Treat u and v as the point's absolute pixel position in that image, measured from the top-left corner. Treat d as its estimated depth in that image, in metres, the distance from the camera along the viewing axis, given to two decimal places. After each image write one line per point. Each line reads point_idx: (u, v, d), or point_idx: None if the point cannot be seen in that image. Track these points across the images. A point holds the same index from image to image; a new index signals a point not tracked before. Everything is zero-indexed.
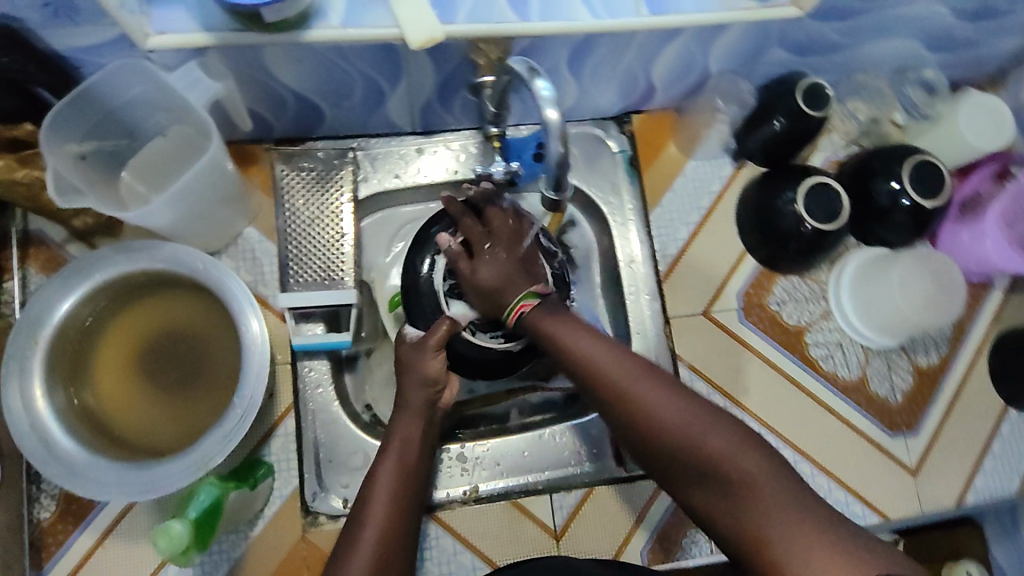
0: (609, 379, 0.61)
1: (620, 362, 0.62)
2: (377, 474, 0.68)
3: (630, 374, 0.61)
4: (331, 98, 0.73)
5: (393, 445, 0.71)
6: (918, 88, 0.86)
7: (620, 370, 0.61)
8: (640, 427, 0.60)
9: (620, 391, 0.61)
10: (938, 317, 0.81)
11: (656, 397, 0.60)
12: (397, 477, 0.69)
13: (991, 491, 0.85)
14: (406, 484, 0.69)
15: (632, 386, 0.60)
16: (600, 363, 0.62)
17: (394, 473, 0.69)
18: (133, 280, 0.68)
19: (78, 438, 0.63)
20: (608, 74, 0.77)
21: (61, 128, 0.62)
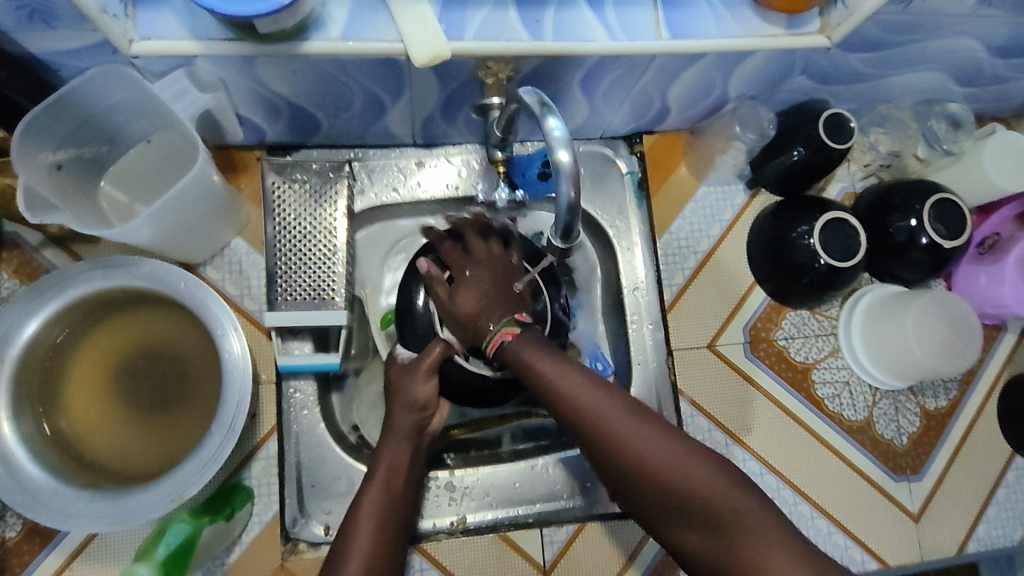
0: (591, 417, 0.56)
1: (604, 396, 0.57)
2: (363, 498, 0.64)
3: (615, 410, 0.56)
4: (328, 108, 0.69)
5: (381, 465, 0.66)
6: (943, 121, 0.82)
7: (600, 407, 0.56)
8: (627, 468, 0.55)
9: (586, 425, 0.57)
10: (954, 361, 0.76)
11: (643, 436, 0.55)
12: (386, 501, 0.64)
13: (994, 541, 0.82)
14: (393, 510, 0.64)
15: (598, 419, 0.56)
16: (581, 399, 0.57)
17: (382, 498, 0.64)
18: (110, 296, 0.64)
19: (44, 464, 0.59)
20: (621, 95, 0.73)
21: (35, 135, 0.57)
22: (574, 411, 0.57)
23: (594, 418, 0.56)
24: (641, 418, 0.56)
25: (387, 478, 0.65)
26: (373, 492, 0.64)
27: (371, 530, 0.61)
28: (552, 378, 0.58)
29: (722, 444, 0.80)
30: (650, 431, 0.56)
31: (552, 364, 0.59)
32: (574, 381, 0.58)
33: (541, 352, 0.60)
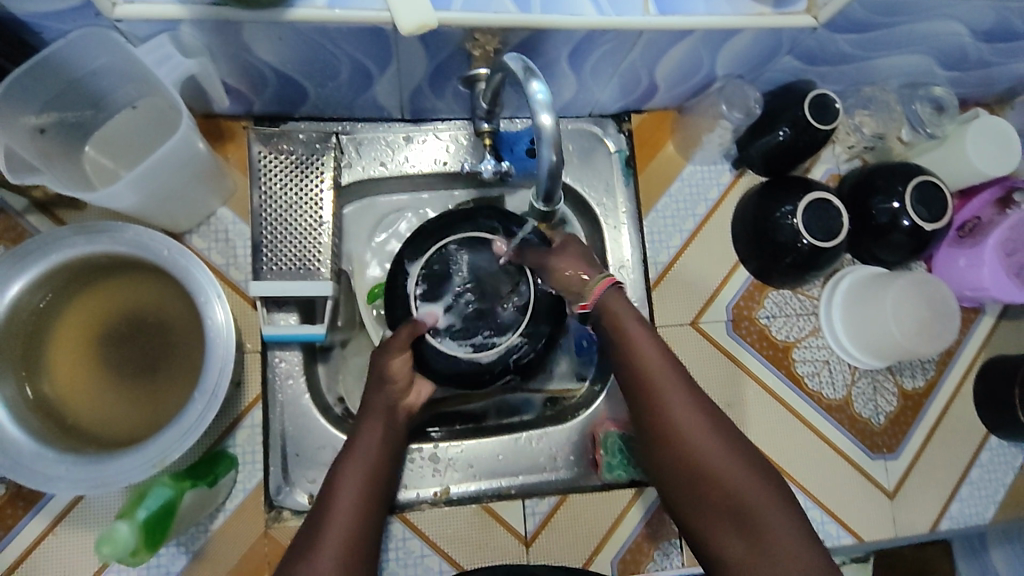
0: (652, 381, 0.62)
1: (667, 362, 0.63)
2: (342, 476, 0.64)
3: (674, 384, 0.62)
4: (315, 78, 0.69)
5: (360, 445, 0.66)
6: (927, 104, 0.83)
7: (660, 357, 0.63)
8: (667, 437, 0.61)
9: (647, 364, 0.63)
10: (933, 343, 0.77)
11: (690, 414, 0.61)
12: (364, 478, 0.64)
13: (966, 518, 0.84)
14: (372, 489, 0.64)
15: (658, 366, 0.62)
16: (648, 363, 0.63)
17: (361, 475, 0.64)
18: (95, 262, 0.64)
19: (25, 427, 0.59)
20: (609, 71, 0.73)
21: (18, 97, 0.57)
22: (638, 371, 0.63)
23: (654, 382, 0.62)
24: (694, 397, 0.62)
25: (366, 457, 0.65)
26: (353, 470, 0.64)
27: (349, 509, 0.61)
28: (629, 336, 0.64)
29: None
30: (697, 412, 0.61)
31: (632, 323, 0.65)
32: (648, 346, 0.64)
33: (627, 306, 0.66)
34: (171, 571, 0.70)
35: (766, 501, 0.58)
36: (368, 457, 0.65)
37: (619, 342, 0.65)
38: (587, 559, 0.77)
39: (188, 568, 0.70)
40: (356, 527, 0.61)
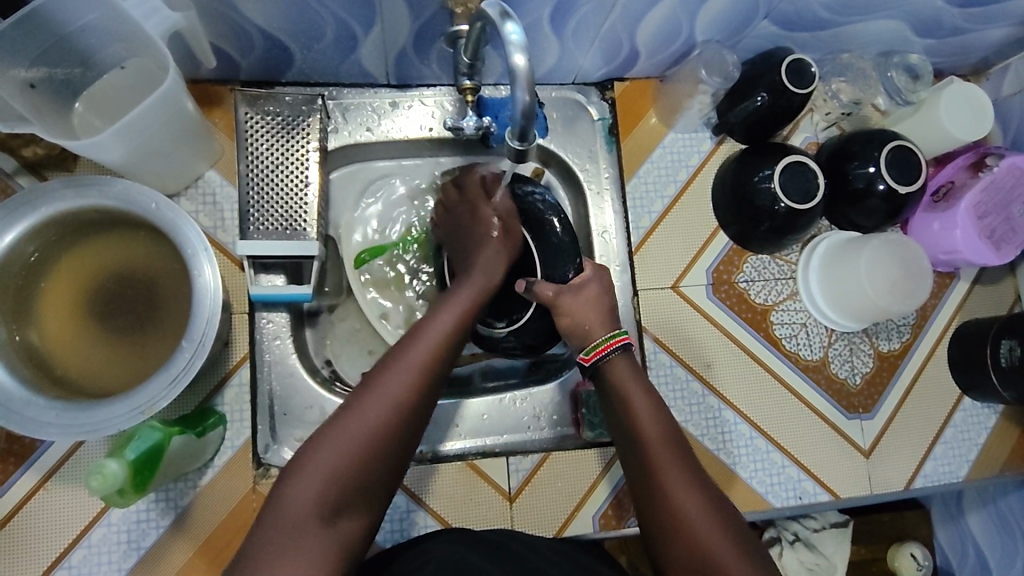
0: (660, 469, 0.59)
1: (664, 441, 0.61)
2: (426, 326, 0.60)
3: (681, 475, 0.58)
4: (300, 39, 0.70)
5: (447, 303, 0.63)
6: (902, 72, 0.85)
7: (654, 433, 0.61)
8: (677, 538, 0.56)
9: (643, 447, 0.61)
10: (905, 302, 0.79)
11: (697, 506, 0.57)
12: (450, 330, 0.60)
13: (940, 476, 0.86)
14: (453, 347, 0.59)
15: (654, 447, 0.60)
16: (656, 453, 0.60)
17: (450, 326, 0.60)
18: (84, 217, 0.65)
19: (17, 375, 0.60)
20: (591, 34, 0.75)
21: (5, 50, 0.58)
22: (647, 454, 0.60)
23: (661, 468, 0.59)
24: (704, 490, 0.58)
25: (453, 315, 0.61)
26: (437, 326, 0.60)
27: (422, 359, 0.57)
28: (640, 421, 0.62)
29: (683, 380, 0.83)
30: (706, 504, 0.57)
31: (641, 405, 0.63)
32: (655, 433, 0.61)
33: (629, 376, 0.65)
34: (158, 526, 0.70)
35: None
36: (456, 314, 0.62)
37: (630, 427, 0.62)
38: (569, 514, 0.78)
39: (177, 522, 0.70)
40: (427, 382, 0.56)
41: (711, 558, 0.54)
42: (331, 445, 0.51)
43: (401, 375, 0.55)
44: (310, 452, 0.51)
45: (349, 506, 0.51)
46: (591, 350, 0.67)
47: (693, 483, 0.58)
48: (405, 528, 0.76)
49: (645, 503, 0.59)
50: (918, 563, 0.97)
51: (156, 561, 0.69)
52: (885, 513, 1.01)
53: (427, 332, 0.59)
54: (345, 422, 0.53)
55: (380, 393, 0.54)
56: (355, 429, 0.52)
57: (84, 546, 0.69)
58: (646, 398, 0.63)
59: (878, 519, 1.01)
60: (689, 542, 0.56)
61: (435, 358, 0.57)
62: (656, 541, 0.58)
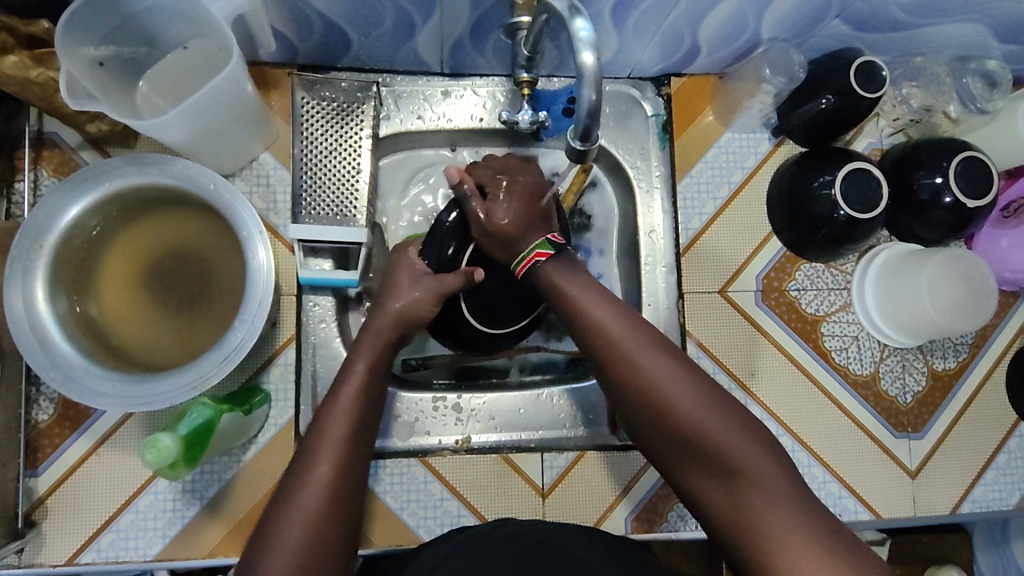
0: (620, 352, 0.58)
1: (631, 331, 0.59)
2: (335, 404, 0.61)
3: (642, 352, 0.58)
4: (359, 26, 0.70)
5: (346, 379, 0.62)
6: (979, 79, 0.80)
7: (620, 334, 0.59)
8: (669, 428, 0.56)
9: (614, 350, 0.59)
10: (967, 321, 0.76)
11: (670, 384, 0.57)
12: (355, 406, 0.61)
13: (990, 503, 0.83)
14: (360, 425, 0.60)
15: (624, 344, 0.59)
16: (613, 340, 0.59)
17: (354, 402, 0.61)
18: (144, 194, 0.67)
19: (76, 344, 0.63)
20: (651, 29, 0.73)
21: (77, 29, 0.60)
22: (608, 345, 0.59)
23: (625, 355, 0.58)
24: (683, 373, 0.57)
25: (351, 398, 0.61)
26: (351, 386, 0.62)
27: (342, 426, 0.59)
28: (600, 320, 0.60)
29: (726, 387, 0.82)
30: (680, 381, 0.57)
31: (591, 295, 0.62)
32: (609, 319, 0.60)
33: (575, 278, 0.64)
34: (203, 497, 0.72)
35: (767, 467, 0.54)
36: (353, 388, 0.62)
37: (591, 330, 0.61)
38: (603, 514, 0.78)
39: (220, 495, 0.72)
40: (343, 459, 0.58)
41: (690, 431, 0.55)
42: (278, 533, 0.53)
43: (321, 458, 0.57)
44: (259, 550, 0.53)
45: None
46: (520, 263, 0.66)
47: (658, 360, 0.58)
48: (439, 518, 0.76)
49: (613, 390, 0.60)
50: None
51: (197, 532, 0.71)
52: (925, 534, 0.98)
53: (336, 412, 0.60)
54: (284, 512, 0.54)
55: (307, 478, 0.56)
56: (296, 510, 0.54)
57: (132, 511, 0.71)
58: (603, 300, 0.61)
59: (917, 539, 0.98)
60: (663, 418, 0.56)
61: (343, 438, 0.59)
62: (633, 425, 0.59)
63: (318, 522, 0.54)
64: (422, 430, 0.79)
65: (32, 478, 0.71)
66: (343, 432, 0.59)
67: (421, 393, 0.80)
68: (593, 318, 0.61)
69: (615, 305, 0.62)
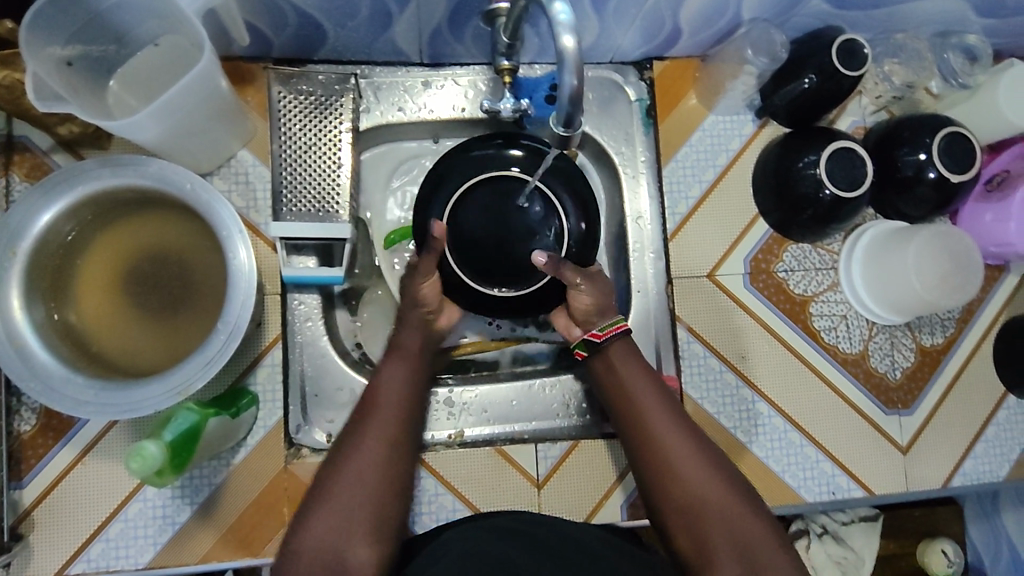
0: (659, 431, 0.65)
1: (663, 413, 0.67)
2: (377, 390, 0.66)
3: (678, 434, 0.65)
4: (335, 16, 0.69)
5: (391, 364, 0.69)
6: (959, 54, 0.81)
7: (653, 414, 0.67)
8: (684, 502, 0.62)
9: (646, 426, 0.66)
10: (954, 295, 0.76)
11: (698, 469, 0.63)
12: (397, 411, 0.65)
13: (980, 475, 0.84)
14: (406, 407, 0.66)
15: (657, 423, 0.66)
16: (653, 419, 0.66)
17: (394, 407, 0.65)
18: (121, 197, 0.65)
19: (56, 353, 0.61)
20: (632, 12, 0.72)
21: (41, 27, 0.58)
22: (640, 423, 0.67)
23: (662, 434, 0.65)
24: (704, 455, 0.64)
25: (398, 380, 0.67)
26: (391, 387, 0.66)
27: (389, 424, 0.64)
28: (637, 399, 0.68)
29: (717, 370, 0.82)
30: (713, 469, 0.63)
31: (636, 372, 0.69)
32: (653, 398, 0.68)
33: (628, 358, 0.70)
34: (193, 502, 0.71)
35: (779, 557, 0.58)
36: (396, 374, 0.68)
37: (629, 407, 0.68)
38: (598, 502, 0.78)
39: (210, 499, 0.71)
40: (388, 438, 0.63)
41: (710, 511, 0.61)
42: (322, 508, 0.58)
43: (369, 437, 0.62)
44: (295, 544, 0.57)
45: (353, 551, 0.56)
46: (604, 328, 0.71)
47: (691, 442, 0.65)
48: (435, 512, 0.76)
49: (644, 464, 0.66)
50: (949, 559, 0.96)
51: (188, 538, 0.70)
52: (917, 509, 0.99)
53: (378, 395, 0.66)
54: (322, 507, 0.58)
55: (350, 456, 0.61)
56: (336, 502, 0.58)
57: (121, 519, 0.70)
58: (643, 380, 0.69)
59: (908, 513, 0.99)
60: (685, 497, 0.62)
61: (386, 422, 0.64)
62: (654, 502, 0.64)
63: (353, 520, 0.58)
64: None
65: (17, 490, 0.69)
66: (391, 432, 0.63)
67: None
68: (634, 396, 0.68)
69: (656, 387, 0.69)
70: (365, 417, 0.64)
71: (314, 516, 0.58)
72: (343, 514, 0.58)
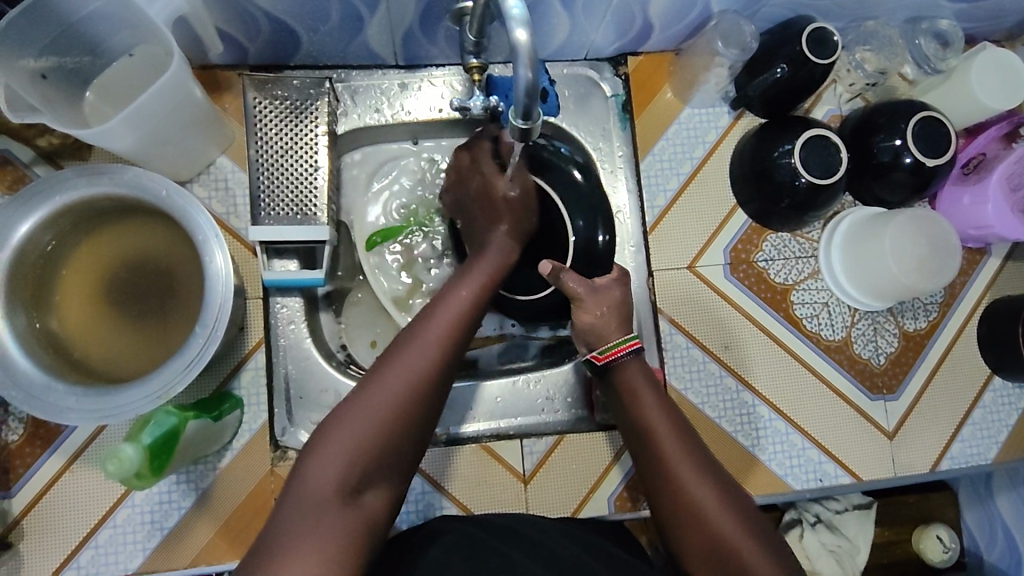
0: (673, 461, 0.59)
1: (680, 441, 0.60)
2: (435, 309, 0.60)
3: (688, 462, 0.59)
4: (307, 21, 0.70)
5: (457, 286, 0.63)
6: (931, 39, 0.81)
7: (669, 442, 0.60)
8: (701, 540, 0.56)
9: (659, 453, 0.60)
10: (933, 280, 0.77)
11: (715, 504, 0.56)
12: (450, 328, 0.59)
13: (968, 458, 0.84)
14: (463, 334, 0.60)
15: (671, 451, 0.60)
16: (669, 456, 0.59)
17: (449, 326, 0.59)
18: (98, 205, 0.66)
19: (37, 361, 0.62)
20: (602, 8, 0.73)
21: (13, 41, 0.59)
22: (654, 448, 0.60)
23: (672, 465, 0.59)
24: (722, 489, 0.57)
25: (465, 300, 0.62)
26: (449, 307, 0.60)
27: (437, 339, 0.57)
28: (652, 423, 0.62)
29: (700, 361, 0.82)
30: (733, 504, 0.57)
31: (648, 400, 0.63)
32: (670, 433, 0.61)
33: (645, 385, 0.65)
34: (181, 506, 0.71)
35: None
36: (462, 299, 0.62)
37: (642, 435, 0.62)
38: (584, 496, 0.78)
39: (199, 502, 0.71)
40: (441, 358, 0.57)
41: (725, 551, 0.54)
42: (341, 427, 0.51)
43: (421, 349, 0.56)
44: (307, 457, 0.51)
45: (370, 486, 0.51)
46: (606, 351, 0.67)
47: (703, 476, 0.58)
48: (422, 510, 0.76)
49: (656, 495, 0.59)
50: (945, 545, 0.96)
51: (178, 541, 0.71)
52: (910, 495, 0.99)
53: (439, 315, 0.59)
54: (340, 423, 0.52)
55: (397, 368, 0.55)
56: (354, 422, 0.52)
57: (110, 526, 0.70)
58: (656, 403, 0.63)
59: (902, 500, 0.99)
60: (707, 539, 0.55)
61: (444, 339, 0.57)
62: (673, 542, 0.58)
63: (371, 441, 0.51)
64: None
65: (6, 500, 0.70)
66: (439, 344, 0.57)
67: None
68: (648, 422, 0.62)
69: (674, 412, 0.63)
70: (418, 333, 0.58)
71: (332, 431, 0.51)
72: (373, 429, 0.52)
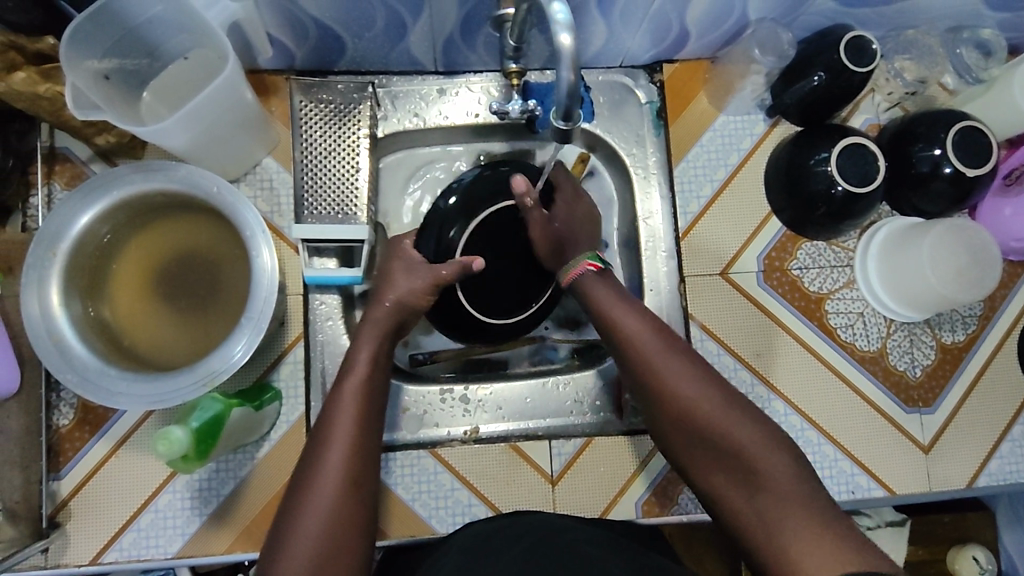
0: (649, 360, 0.64)
1: (656, 342, 0.65)
2: (342, 385, 0.63)
3: (668, 363, 0.64)
4: (353, 28, 0.72)
5: (356, 354, 0.66)
6: (973, 48, 0.83)
7: (645, 344, 0.65)
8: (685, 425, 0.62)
9: (638, 357, 0.65)
10: (972, 290, 0.76)
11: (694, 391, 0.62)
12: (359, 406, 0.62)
13: (1007, 476, 0.82)
14: (369, 411, 0.62)
15: (649, 354, 0.64)
16: (649, 358, 0.64)
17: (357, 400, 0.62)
18: (150, 200, 0.69)
19: (90, 346, 0.65)
20: (639, 15, 0.74)
21: (81, 44, 0.62)
22: (632, 353, 0.65)
23: (651, 364, 0.64)
24: (700, 375, 0.63)
25: (366, 375, 0.64)
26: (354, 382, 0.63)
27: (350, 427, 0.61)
28: (626, 331, 0.66)
29: (731, 368, 0.82)
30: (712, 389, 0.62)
31: (623, 311, 0.67)
32: (645, 337, 0.65)
33: (616, 297, 0.69)
34: (220, 494, 0.74)
35: (779, 468, 0.57)
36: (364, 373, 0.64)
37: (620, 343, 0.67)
38: (612, 499, 0.78)
39: (237, 489, 0.74)
40: (357, 441, 0.60)
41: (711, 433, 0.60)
42: (290, 534, 0.56)
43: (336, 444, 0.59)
44: (269, 560, 0.55)
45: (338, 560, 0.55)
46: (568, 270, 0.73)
47: (678, 367, 0.63)
48: (452, 507, 0.77)
49: (640, 392, 0.65)
50: (982, 566, 0.93)
51: (215, 527, 0.73)
52: (945, 514, 0.97)
53: (345, 395, 0.62)
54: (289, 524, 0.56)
55: (320, 467, 0.58)
56: (302, 521, 0.56)
57: (152, 510, 0.73)
58: (629, 311, 0.67)
59: (937, 519, 0.97)
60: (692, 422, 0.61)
61: (357, 417, 0.61)
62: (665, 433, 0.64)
63: (321, 532, 0.55)
64: (431, 422, 0.81)
65: (55, 482, 0.73)
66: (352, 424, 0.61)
67: (430, 387, 0.82)
68: (623, 329, 0.66)
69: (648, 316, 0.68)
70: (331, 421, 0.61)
71: (283, 540, 0.56)
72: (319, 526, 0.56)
